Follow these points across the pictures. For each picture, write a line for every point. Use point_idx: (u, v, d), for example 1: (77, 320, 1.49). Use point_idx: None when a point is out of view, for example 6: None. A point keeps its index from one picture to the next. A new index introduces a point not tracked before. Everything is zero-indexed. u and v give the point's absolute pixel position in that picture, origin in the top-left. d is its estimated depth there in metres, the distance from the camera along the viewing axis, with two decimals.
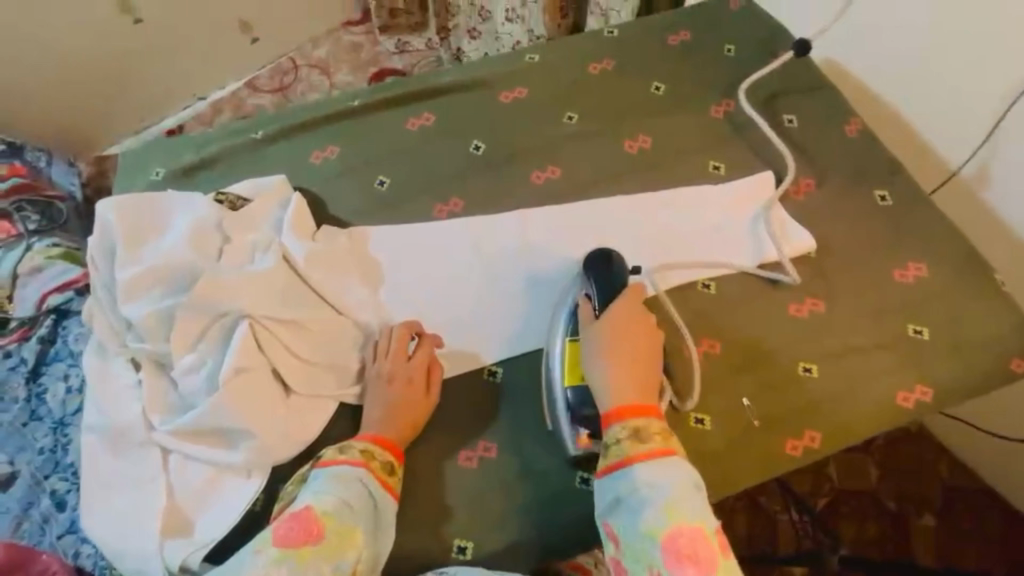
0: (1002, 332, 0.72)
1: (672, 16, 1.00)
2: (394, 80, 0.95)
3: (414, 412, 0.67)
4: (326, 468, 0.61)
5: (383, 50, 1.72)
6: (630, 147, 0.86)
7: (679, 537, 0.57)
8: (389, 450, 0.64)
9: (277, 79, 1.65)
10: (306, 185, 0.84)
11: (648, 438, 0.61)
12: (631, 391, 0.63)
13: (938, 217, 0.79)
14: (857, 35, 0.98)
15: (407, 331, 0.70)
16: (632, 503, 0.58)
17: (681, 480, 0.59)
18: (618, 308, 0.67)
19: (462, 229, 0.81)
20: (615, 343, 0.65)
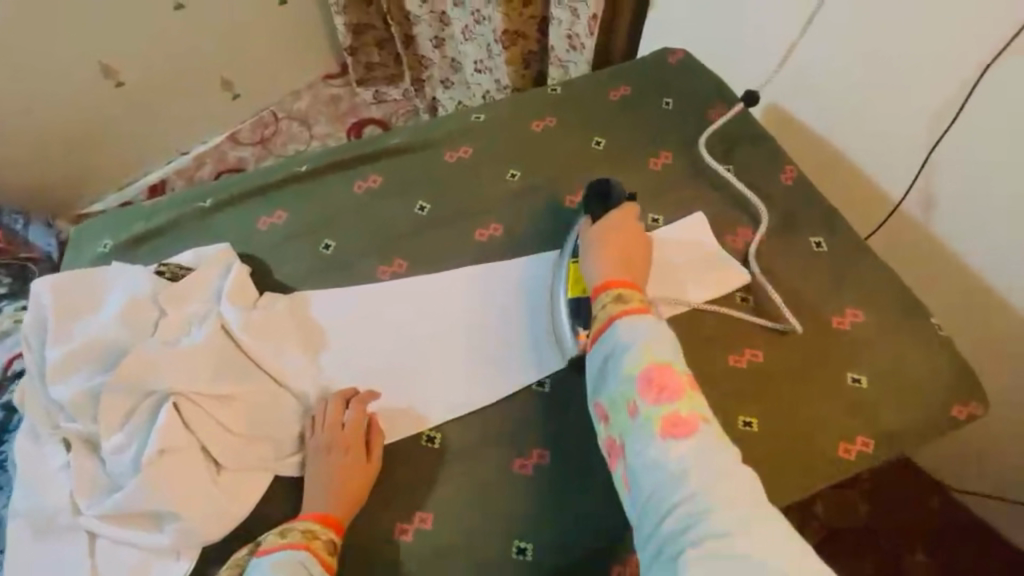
0: (942, 374, 0.71)
1: (616, 71, 1.03)
2: (341, 142, 0.97)
3: (357, 483, 0.66)
4: (266, 555, 0.60)
5: (361, 100, 1.78)
6: (570, 203, 0.89)
7: (651, 371, 0.64)
8: (332, 527, 0.63)
9: (259, 132, 1.71)
10: (252, 251, 0.85)
11: (630, 299, 0.70)
12: (615, 271, 0.73)
13: (873, 261, 0.80)
14: (799, 80, 1.03)
15: (340, 402, 0.70)
16: (616, 356, 0.67)
17: (656, 330, 0.67)
18: (608, 220, 0.77)
19: (405, 291, 0.81)
20: (600, 241, 0.76)
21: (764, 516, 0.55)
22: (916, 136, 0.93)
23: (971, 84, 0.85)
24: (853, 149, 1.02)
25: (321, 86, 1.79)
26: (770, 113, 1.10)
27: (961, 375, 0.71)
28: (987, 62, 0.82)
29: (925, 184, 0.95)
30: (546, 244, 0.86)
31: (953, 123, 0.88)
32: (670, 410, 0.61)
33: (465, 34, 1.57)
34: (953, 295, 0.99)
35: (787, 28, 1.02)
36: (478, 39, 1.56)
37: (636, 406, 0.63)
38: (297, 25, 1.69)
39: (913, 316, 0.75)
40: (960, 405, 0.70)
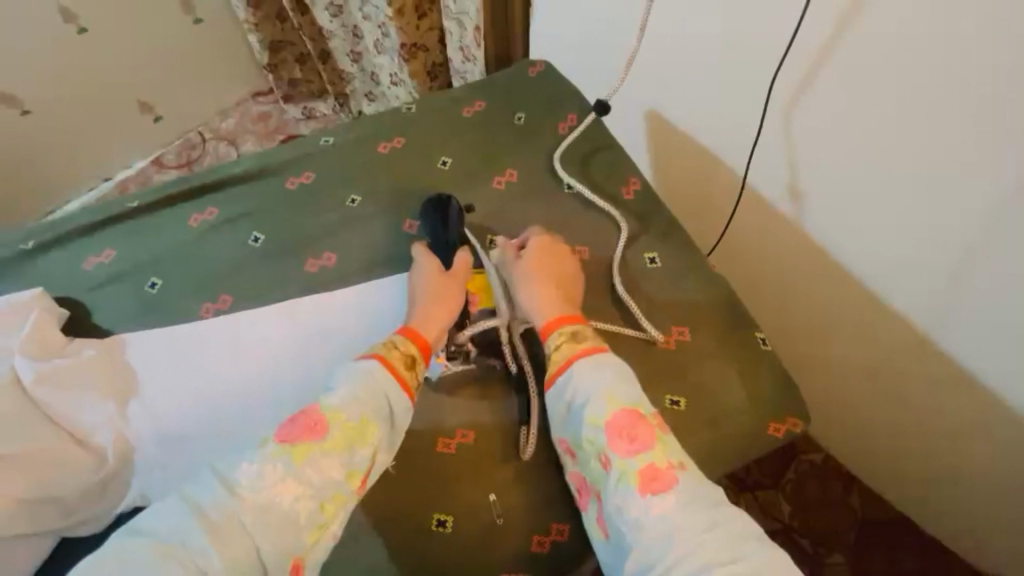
0: (760, 396, 0.72)
1: (470, 86, 1.00)
2: (181, 175, 0.93)
3: (448, 302, 0.74)
4: (352, 362, 0.68)
5: (291, 116, 1.71)
6: (409, 227, 0.86)
7: (618, 418, 0.63)
8: (415, 343, 0.70)
9: (185, 153, 1.65)
10: (72, 295, 0.81)
11: (582, 336, 0.70)
12: (557, 305, 0.72)
13: (704, 281, 0.80)
14: (666, 87, 1.00)
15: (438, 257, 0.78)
16: (581, 405, 0.65)
17: (617, 371, 0.66)
18: (537, 243, 0.76)
19: (224, 328, 0.78)
20: (537, 269, 0.74)
21: (750, 556, 0.54)
22: (766, 143, 0.91)
23: (768, 90, 0.86)
24: (722, 151, 0.98)
25: (251, 103, 1.73)
26: (651, 117, 1.05)
27: (778, 394, 0.72)
28: (779, 64, 0.83)
29: (787, 190, 0.92)
30: (374, 272, 0.82)
31: (763, 129, 0.90)
32: (645, 463, 0.60)
33: (378, 47, 1.43)
34: (831, 295, 0.96)
35: (687, 26, 0.91)
36: (390, 52, 1.42)
37: (609, 459, 0.62)
38: (201, 44, 1.60)
39: (735, 336, 0.75)
40: (774, 425, 0.71)
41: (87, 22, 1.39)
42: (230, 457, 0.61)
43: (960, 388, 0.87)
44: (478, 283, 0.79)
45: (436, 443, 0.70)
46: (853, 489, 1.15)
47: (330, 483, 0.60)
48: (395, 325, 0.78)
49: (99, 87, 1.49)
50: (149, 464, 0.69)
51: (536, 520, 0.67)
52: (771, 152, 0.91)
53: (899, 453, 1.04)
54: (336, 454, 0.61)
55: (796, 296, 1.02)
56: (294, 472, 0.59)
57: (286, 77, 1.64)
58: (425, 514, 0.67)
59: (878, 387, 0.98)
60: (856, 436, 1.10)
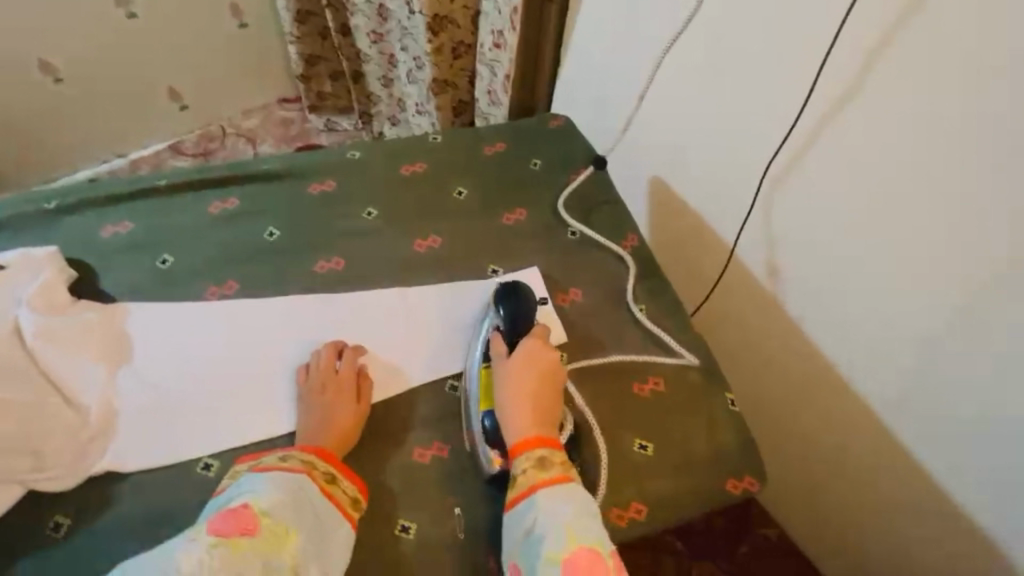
0: (723, 451, 0.76)
1: (494, 128, 1.07)
2: (209, 163, 0.97)
3: (344, 419, 0.71)
4: (267, 472, 0.64)
5: (313, 127, 1.77)
6: (419, 246, 0.91)
7: (576, 558, 0.60)
8: (331, 462, 0.67)
9: (203, 144, 1.69)
10: (84, 258, 0.84)
11: (551, 463, 0.67)
12: (531, 424, 0.69)
13: (683, 338, 0.85)
14: (670, 155, 1.07)
15: (333, 351, 0.77)
16: (535, 531, 0.62)
17: (580, 505, 0.64)
18: (522, 348, 0.74)
19: (227, 312, 0.81)
20: (518, 368, 0.73)
21: None
22: (756, 221, 0.98)
23: (762, 174, 0.93)
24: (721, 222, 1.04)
25: (275, 107, 1.78)
26: (654, 182, 1.13)
27: (741, 453, 0.76)
28: (774, 154, 0.91)
29: (769, 267, 0.99)
30: (378, 283, 0.86)
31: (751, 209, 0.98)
32: None
33: (409, 77, 1.52)
34: (792, 369, 1.03)
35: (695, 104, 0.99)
36: (419, 82, 1.50)
37: None
38: (244, 46, 1.67)
39: (708, 394, 0.80)
40: (734, 481, 0.75)
41: (137, 8, 1.47)
42: (148, 559, 0.55)
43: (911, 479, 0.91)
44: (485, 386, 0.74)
45: (411, 451, 0.72)
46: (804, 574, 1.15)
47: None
48: (391, 337, 0.82)
49: (135, 66, 1.54)
50: (129, 431, 0.70)
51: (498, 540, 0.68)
52: (756, 228, 0.98)
53: (852, 539, 1.05)
54: (263, 563, 0.57)
55: (774, 371, 1.06)
56: (221, 572, 0.55)
57: (315, 90, 1.72)
58: (390, 517, 0.67)
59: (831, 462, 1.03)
60: (819, 520, 1.11)
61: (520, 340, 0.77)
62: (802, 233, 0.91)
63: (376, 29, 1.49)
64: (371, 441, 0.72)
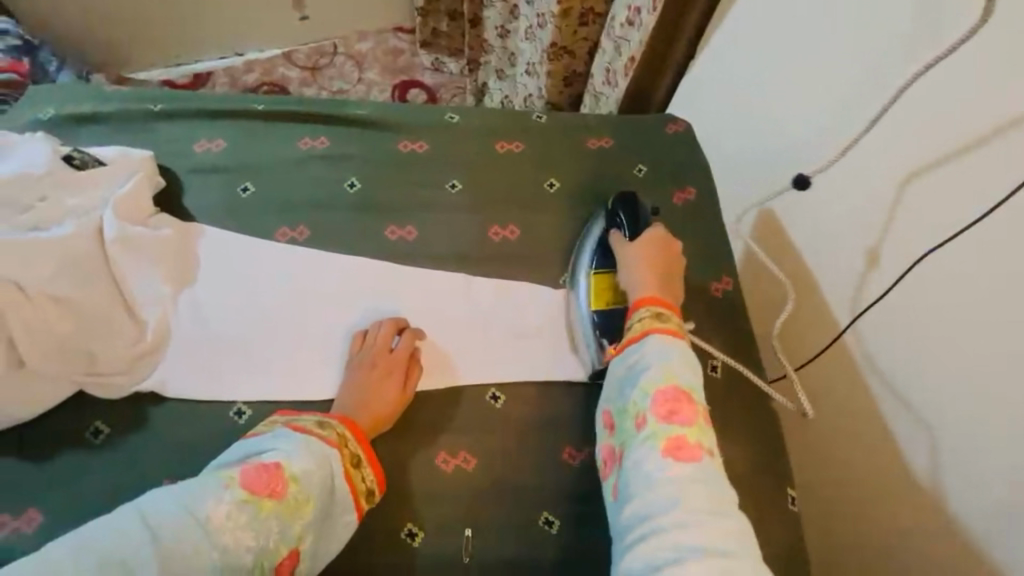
0: (766, 554, 0.68)
1: (604, 119, 0.97)
2: (310, 96, 0.95)
3: (382, 403, 0.68)
4: (301, 434, 0.62)
5: (419, 62, 1.73)
6: (494, 234, 0.85)
7: (669, 389, 0.61)
8: (361, 442, 0.65)
9: (314, 58, 1.68)
10: (175, 170, 0.84)
11: (665, 320, 0.68)
12: (654, 285, 0.71)
13: (754, 413, 0.75)
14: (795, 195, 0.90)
15: (395, 326, 0.74)
16: (636, 366, 0.65)
17: (685, 353, 0.64)
18: (642, 237, 0.75)
19: (293, 258, 0.79)
20: (642, 251, 0.74)
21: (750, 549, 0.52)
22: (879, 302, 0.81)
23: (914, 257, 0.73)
24: (827, 288, 0.86)
25: (389, 35, 1.74)
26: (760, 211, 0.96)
27: (785, 560, 0.68)
28: (930, 245, 0.70)
29: None
30: (443, 264, 0.82)
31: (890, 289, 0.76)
32: (677, 437, 0.58)
33: (528, 33, 1.40)
34: (861, 488, 0.84)
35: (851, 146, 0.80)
36: (536, 42, 1.37)
37: (645, 421, 0.61)
38: None
39: (765, 485, 0.71)
40: None
41: None
42: (177, 494, 0.54)
43: None
44: (603, 283, 0.77)
45: (435, 453, 0.69)
46: None
47: (260, 555, 0.54)
48: (444, 325, 0.78)
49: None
50: (178, 356, 0.71)
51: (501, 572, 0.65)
52: None
53: None
54: (281, 530, 0.56)
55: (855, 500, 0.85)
56: (245, 530, 0.54)
57: (431, 26, 1.66)
58: (399, 518, 0.65)
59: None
60: None
61: (643, 229, 0.78)
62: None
63: None
64: (400, 432, 0.70)
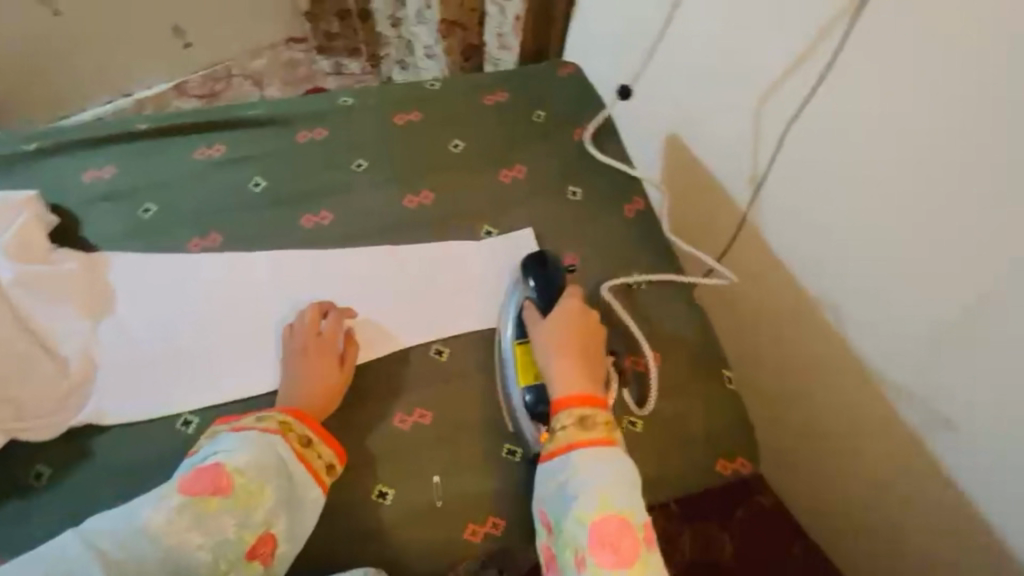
0: (716, 431, 0.74)
1: (496, 75, 1.00)
2: (196, 107, 0.93)
3: (326, 382, 0.69)
4: (240, 432, 0.62)
5: (319, 69, 1.65)
6: (409, 202, 0.86)
7: (605, 524, 0.59)
8: (308, 423, 0.66)
9: (209, 85, 1.57)
10: (67, 205, 0.81)
11: (591, 421, 0.65)
12: (575, 379, 0.67)
13: (683, 313, 0.81)
14: (688, 111, 0.97)
15: (318, 311, 0.74)
16: (568, 484, 0.62)
17: (618, 471, 0.62)
18: (557, 312, 0.72)
19: (210, 266, 0.78)
20: (556, 330, 0.70)
21: None
22: (775, 192, 0.86)
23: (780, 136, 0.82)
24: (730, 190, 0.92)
25: (283, 48, 1.63)
26: (669, 140, 1.02)
27: (734, 432, 0.74)
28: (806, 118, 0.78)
29: None
30: (366, 240, 0.83)
31: (773, 166, 0.85)
32: None
33: (418, 16, 1.38)
34: (796, 362, 0.92)
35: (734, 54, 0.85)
36: (427, 23, 1.37)
37: (583, 559, 0.58)
38: None
39: (704, 373, 0.77)
40: (723, 462, 0.73)
41: None
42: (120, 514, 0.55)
43: None
44: (522, 360, 0.72)
45: (392, 416, 0.71)
46: None
47: (223, 548, 0.55)
48: (377, 298, 0.79)
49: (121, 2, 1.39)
50: (110, 384, 0.69)
51: (478, 509, 0.67)
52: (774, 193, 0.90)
53: None
54: (235, 521, 0.57)
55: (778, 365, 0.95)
56: (191, 531, 0.55)
57: (323, 29, 1.58)
58: (369, 482, 0.67)
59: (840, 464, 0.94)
60: None
61: (558, 297, 0.74)
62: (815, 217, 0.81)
63: None
64: (354, 404, 0.71)
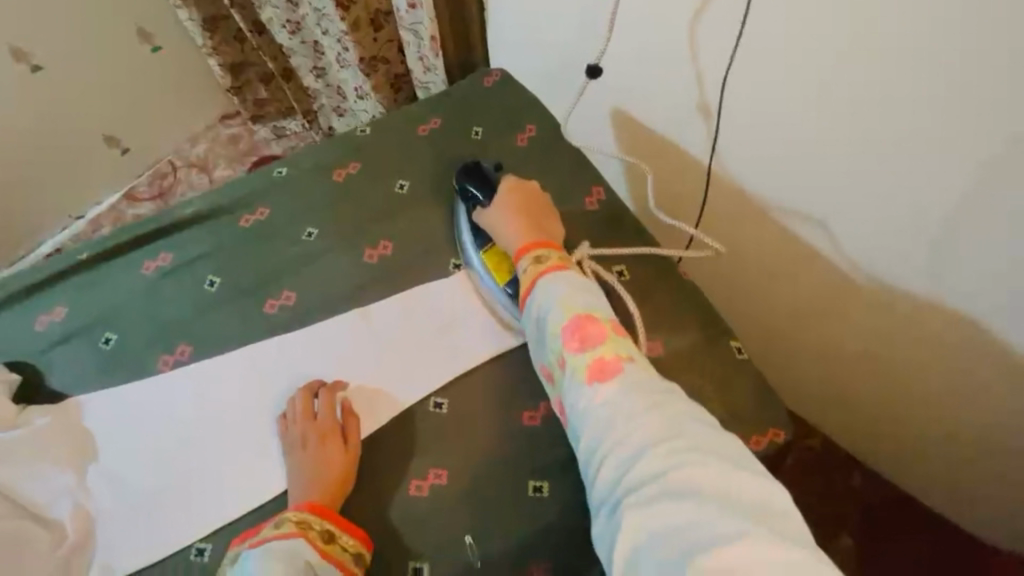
0: (736, 407, 0.70)
1: (423, 104, 0.96)
2: (133, 220, 0.90)
3: (332, 468, 0.66)
4: (262, 546, 0.59)
5: (260, 138, 1.56)
6: (370, 257, 0.83)
7: (573, 321, 0.66)
8: (328, 517, 0.63)
9: (157, 183, 1.50)
10: (26, 358, 0.78)
11: (546, 258, 0.73)
12: (528, 233, 0.75)
13: (673, 293, 0.78)
14: (630, 84, 0.94)
15: (309, 393, 0.71)
16: (540, 313, 0.69)
17: (574, 283, 0.69)
18: (497, 196, 0.78)
19: (185, 381, 0.75)
20: (500, 206, 0.78)
21: (705, 445, 0.55)
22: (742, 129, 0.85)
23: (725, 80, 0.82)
24: None
25: (219, 127, 1.58)
26: (617, 117, 1.00)
27: (755, 403, 0.71)
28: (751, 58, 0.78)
29: (756, 187, 0.88)
30: (337, 308, 0.79)
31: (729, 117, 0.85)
32: (595, 358, 0.63)
33: (341, 61, 1.33)
34: None
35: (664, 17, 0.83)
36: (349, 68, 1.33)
37: (565, 360, 0.65)
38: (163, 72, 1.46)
39: (707, 350, 0.74)
40: (757, 437, 0.69)
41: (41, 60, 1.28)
42: None
43: (943, 383, 0.85)
44: (492, 257, 0.79)
45: (407, 485, 0.67)
46: (854, 470, 1.12)
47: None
48: (362, 364, 0.75)
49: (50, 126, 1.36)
50: (114, 533, 0.66)
51: (520, 555, 0.64)
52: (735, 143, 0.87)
53: (904, 451, 1.00)
54: None
55: (781, 304, 0.99)
56: None
57: (250, 98, 1.51)
58: (401, 561, 0.63)
59: (880, 374, 0.93)
60: (868, 435, 1.04)
61: (496, 187, 0.81)
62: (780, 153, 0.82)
63: (291, 18, 1.30)
64: (365, 484, 0.67)
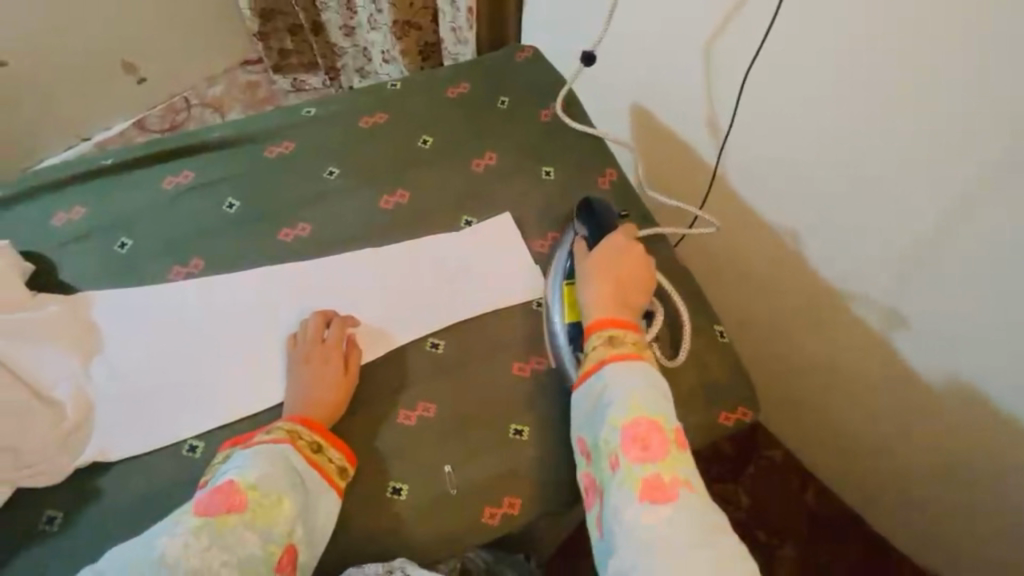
0: (712, 386, 0.75)
1: (455, 67, 1.00)
2: (158, 137, 0.92)
3: (332, 390, 0.69)
4: (249, 447, 0.63)
5: (280, 87, 1.56)
6: (386, 203, 0.86)
7: (636, 425, 0.62)
8: (316, 430, 0.66)
9: (169, 118, 1.49)
10: (41, 249, 0.80)
11: (621, 343, 0.68)
12: (605, 306, 0.70)
13: (667, 275, 0.82)
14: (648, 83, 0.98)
15: (323, 319, 0.74)
16: (602, 400, 0.65)
17: (645, 380, 0.65)
18: (602, 246, 0.74)
19: (194, 290, 0.78)
20: (602, 261, 0.73)
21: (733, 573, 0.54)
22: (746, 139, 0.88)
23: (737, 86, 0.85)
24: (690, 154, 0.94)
25: (239, 71, 1.57)
26: (635, 112, 1.03)
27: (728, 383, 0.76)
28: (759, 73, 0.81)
29: (751, 197, 0.92)
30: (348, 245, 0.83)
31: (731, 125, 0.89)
32: (650, 472, 0.60)
33: (372, 22, 1.35)
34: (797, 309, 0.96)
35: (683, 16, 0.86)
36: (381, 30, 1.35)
37: (618, 460, 0.61)
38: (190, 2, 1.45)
39: (694, 331, 0.78)
40: (726, 413, 0.75)
41: None
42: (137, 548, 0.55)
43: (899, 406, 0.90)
44: (570, 295, 0.75)
45: (398, 413, 0.71)
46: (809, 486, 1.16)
47: (250, 564, 0.55)
48: (367, 300, 0.79)
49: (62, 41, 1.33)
50: (109, 422, 0.69)
51: (489, 491, 0.68)
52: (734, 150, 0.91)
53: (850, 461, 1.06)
54: (258, 534, 0.57)
55: (761, 312, 1.03)
56: (213, 548, 0.55)
57: (276, 47, 1.50)
58: (381, 480, 0.68)
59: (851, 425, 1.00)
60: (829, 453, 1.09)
61: (609, 234, 0.77)
62: (777, 164, 0.86)
63: None
64: (356, 409, 0.71)
